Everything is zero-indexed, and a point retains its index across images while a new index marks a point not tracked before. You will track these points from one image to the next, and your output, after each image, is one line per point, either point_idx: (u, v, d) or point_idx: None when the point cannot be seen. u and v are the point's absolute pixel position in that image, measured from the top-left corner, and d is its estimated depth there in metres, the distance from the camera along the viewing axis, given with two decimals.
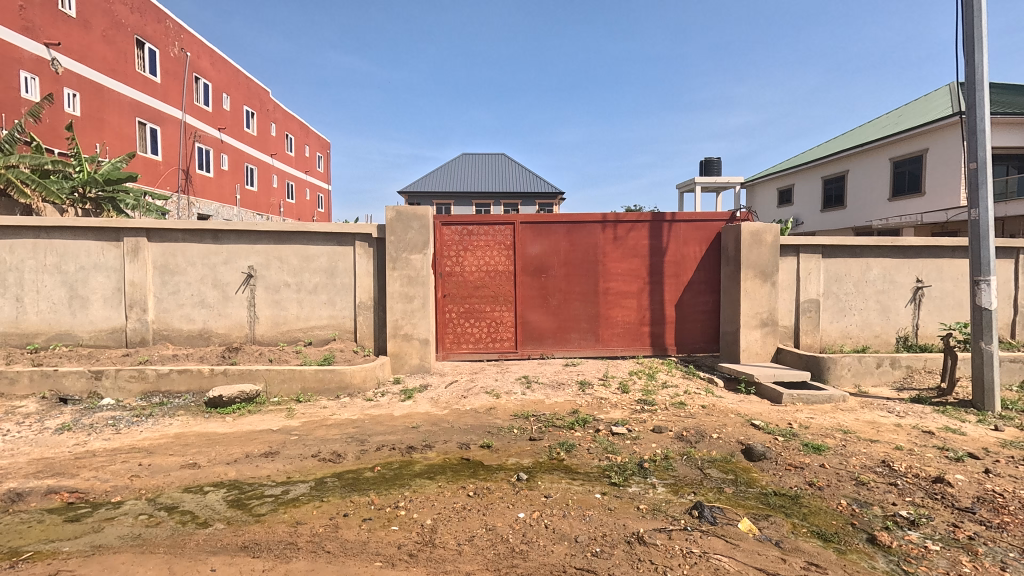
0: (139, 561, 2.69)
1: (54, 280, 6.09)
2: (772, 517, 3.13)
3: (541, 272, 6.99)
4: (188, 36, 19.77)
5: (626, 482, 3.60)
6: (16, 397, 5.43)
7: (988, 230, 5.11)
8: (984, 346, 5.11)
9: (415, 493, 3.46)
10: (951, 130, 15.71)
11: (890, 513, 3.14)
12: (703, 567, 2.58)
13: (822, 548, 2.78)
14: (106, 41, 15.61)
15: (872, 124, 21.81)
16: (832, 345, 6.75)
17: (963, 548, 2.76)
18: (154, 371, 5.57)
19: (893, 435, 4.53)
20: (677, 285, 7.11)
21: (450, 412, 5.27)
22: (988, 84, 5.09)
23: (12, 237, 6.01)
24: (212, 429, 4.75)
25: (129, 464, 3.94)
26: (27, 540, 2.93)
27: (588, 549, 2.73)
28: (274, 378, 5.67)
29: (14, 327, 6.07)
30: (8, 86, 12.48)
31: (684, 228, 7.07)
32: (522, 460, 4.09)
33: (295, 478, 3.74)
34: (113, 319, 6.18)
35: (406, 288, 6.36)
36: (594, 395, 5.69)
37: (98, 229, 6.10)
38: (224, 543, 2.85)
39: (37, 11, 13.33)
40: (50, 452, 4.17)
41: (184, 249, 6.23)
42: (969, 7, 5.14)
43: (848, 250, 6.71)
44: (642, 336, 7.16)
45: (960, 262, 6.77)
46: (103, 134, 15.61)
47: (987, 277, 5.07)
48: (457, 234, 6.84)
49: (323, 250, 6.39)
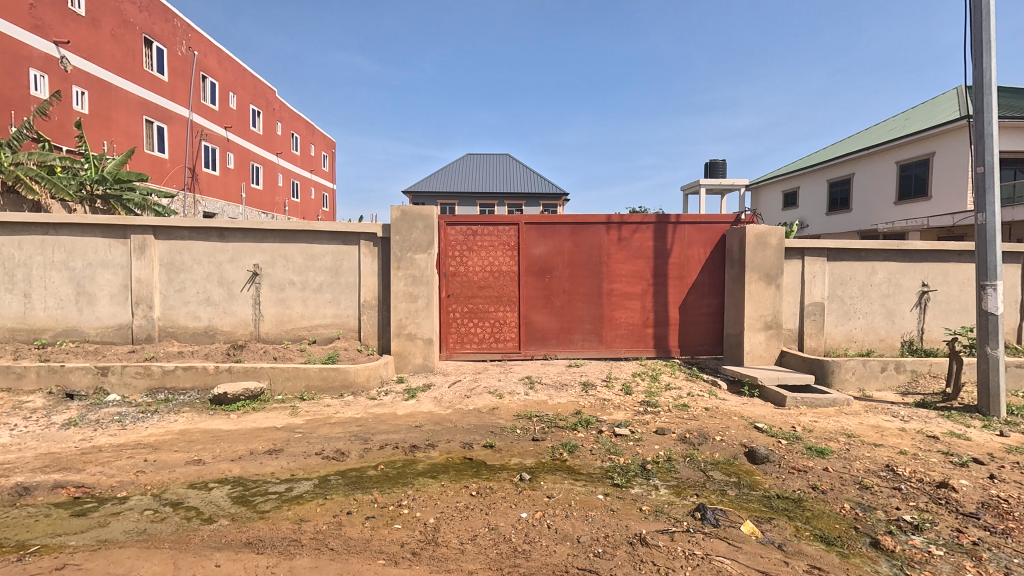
0: (145, 556, 2.71)
1: (62, 277, 6.14)
2: (775, 520, 3.13)
3: (545, 272, 6.99)
4: (196, 36, 19.92)
5: (628, 484, 3.61)
6: (23, 392, 5.48)
7: (995, 234, 5.08)
8: (990, 351, 5.09)
9: (418, 492, 3.47)
10: (958, 133, 15.64)
11: (893, 517, 3.14)
12: (705, 568, 2.59)
13: (826, 552, 2.77)
14: (115, 40, 15.72)
15: (879, 127, 21.73)
16: (837, 349, 6.73)
17: (967, 554, 2.75)
18: (160, 367, 5.62)
19: (897, 439, 4.51)
20: (681, 287, 7.10)
21: (453, 412, 5.28)
22: (996, 87, 5.06)
23: (21, 234, 6.07)
24: (216, 426, 4.77)
25: (135, 459, 3.97)
26: (33, 534, 2.96)
27: (590, 550, 2.74)
28: (278, 376, 5.70)
29: (22, 323, 6.12)
30: (17, 84, 12.58)
31: (689, 230, 7.06)
32: (525, 460, 4.09)
33: (300, 475, 3.76)
34: (120, 315, 6.23)
35: (411, 288, 6.38)
36: (597, 396, 5.70)
37: (106, 227, 6.14)
38: (228, 539, 2.87)
39: (47, 9, 13.41)
40: (57, 447, 4.20)
41: (190, 247, 6.27)
42: (978, 11, 5.13)
43: (853, 253, 6.68)
44: (646, 338, 7.15)
45: (966, 266, 6.74)
46: (110, 132, 15.72)
47: (994, 282, 5.03)
48: (461, 234, 6.86)
49: (328, 249, 6.42)
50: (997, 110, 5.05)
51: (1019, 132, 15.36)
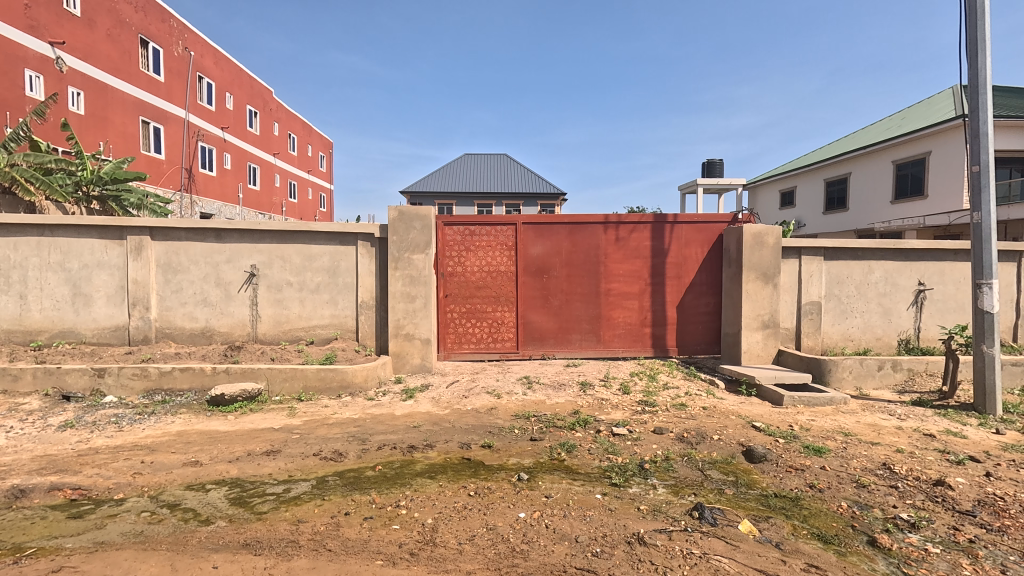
0: (143, 557, 2.70)
1: (57, 278, 6.11)
2: (772, 519, 3.13)
3: (543, 273, 7.00)
4: (192, 36, 19.87)
5: (626, 483, 3.61)
6: (19, 393, 5.45)
7: (990, 233, 5.10)
8: (986, 349, 5.10)
9: (416, 493, 3.47)
10: (954, 132, 15.69)
11: (890, 516, 3.15)
12: (703, 567, 2.59)
13: (823, 551, 2.78)
14: (111, 40, 15.66)
15: (876, 126, 21.78)
16: (834, 348, 6.75)
17: (963, 552, 2.76)
18: (157, 368, 5.60)
19: (894, 437, 4.53)
20: (679, 287, 7.11)
21: (451, 412, 5.27)
22: (991, 87, 5.09)
23: (17, 235, 6.04)
24: (213, 427, 4.76)
25: (132, 461, 3.96)
26: (30, 536, 2.95)
27: (588, 549, 2.74)
28: (276, 377, 5.69)
29: (18, 324, 6.09)
30: (14, 85, 12.51)
31: (687, 230, 7.07)
32: (523, 460, 4.09)
33: (297, 476, 3.75)
34: (116, 316, 6.21)
35: (408, 288, 6.37)
36: (595, 396, 5.70)
37: (102, 228, 6.12)
38: (226, 541, 2.86)
39: (42, 9, 13.33)
40: (54, 449, 4.19)
41: (187, 247, 6.25)
42: (973, 11, 5.15)
43: (850, 252, 6.70)
44: (644, 338, 7.16)
45: (962, 265, 6.77)
46: (107, 133, 15.68)
47: (990, 280, 5.05)
48: (459, 234, 6.85)
49: (326, 250, 6.41)
50: (993, 109, 5.07)
51: (1014, 131, 15.46)
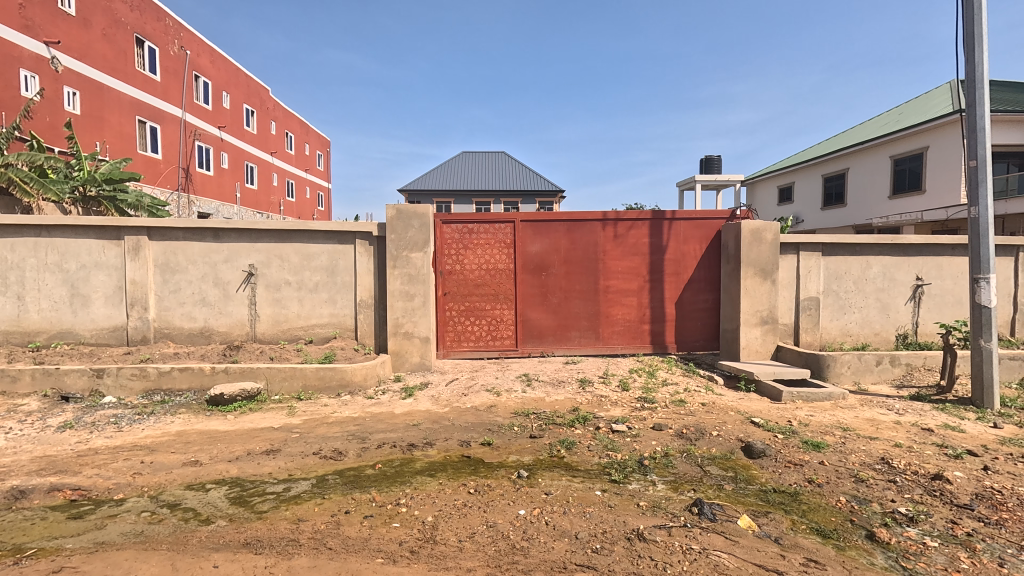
0: (143, 557, 2.71)
1: (55, 279, 6.10)
2: (772, 513, 3.15)
3: (541, 270, 7.00)
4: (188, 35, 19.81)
5: (626, 479, 3.62)
6: (18, 395, 5.44)
7: (988, 228, 5.11)
8: (984, 343, 5.14)
9: (416, 490, 3.48)
10: (951, 127, 15.71)
11: (889, 510, 3.17)
12: (703, 563, 2.59)
13: (822, 545, 2.79)
14: (106, 40, 15.59)
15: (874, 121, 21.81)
16: (832, 343, 6.76)
17: (961, 545, 2.78)
18: (156, 368, 5.60)
19: (892, 432, 4.54)
20: (678, 283, 7.12)
21: (451, 410, 5.28)
22: (988, 81, 5.07)
23: (14, 236, 6.02)
24: (213, 427, 4.76)
25: (132, 461, 3.96)
26: (31, 537, 2.96)
27: (588, 546, 2.75)
28: (275, 376, 5.69)
29: (16, 325, 6.08)
30: (8, 85, 12.44)
31: (684, 226, 7.08)
32: (523, 457, 4.10)
33: (297, 475, 3.76)
34: (115, 317, 6.19)
35: (407, 286, 6.37)
36: (594, 393, 5.71)
37: (100, 228, 6.10)
38: (226, 540, 2.87)
39: (37, 9, 13.25)
40: (53, 450, 4.19)
41: (184, 247, 6.24)
42: (970, 5, 5.14)
43: (848, 248, 6.71)
44: (642, 334, 7.17)
45: (959, 260, 6.78)
46: (103, 132, 15.61)
47: (987, 275, 5.08)
48: (457, 232, 6.84)
49: (324, 248, 6.40)
50: (989, 104, 5.07)
51: (1011, 126, 15.48)
